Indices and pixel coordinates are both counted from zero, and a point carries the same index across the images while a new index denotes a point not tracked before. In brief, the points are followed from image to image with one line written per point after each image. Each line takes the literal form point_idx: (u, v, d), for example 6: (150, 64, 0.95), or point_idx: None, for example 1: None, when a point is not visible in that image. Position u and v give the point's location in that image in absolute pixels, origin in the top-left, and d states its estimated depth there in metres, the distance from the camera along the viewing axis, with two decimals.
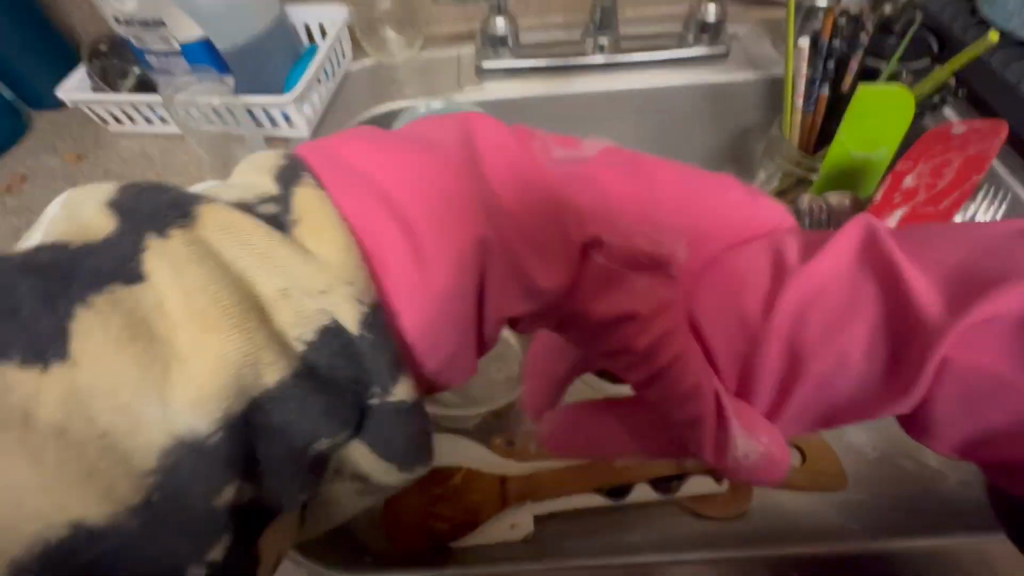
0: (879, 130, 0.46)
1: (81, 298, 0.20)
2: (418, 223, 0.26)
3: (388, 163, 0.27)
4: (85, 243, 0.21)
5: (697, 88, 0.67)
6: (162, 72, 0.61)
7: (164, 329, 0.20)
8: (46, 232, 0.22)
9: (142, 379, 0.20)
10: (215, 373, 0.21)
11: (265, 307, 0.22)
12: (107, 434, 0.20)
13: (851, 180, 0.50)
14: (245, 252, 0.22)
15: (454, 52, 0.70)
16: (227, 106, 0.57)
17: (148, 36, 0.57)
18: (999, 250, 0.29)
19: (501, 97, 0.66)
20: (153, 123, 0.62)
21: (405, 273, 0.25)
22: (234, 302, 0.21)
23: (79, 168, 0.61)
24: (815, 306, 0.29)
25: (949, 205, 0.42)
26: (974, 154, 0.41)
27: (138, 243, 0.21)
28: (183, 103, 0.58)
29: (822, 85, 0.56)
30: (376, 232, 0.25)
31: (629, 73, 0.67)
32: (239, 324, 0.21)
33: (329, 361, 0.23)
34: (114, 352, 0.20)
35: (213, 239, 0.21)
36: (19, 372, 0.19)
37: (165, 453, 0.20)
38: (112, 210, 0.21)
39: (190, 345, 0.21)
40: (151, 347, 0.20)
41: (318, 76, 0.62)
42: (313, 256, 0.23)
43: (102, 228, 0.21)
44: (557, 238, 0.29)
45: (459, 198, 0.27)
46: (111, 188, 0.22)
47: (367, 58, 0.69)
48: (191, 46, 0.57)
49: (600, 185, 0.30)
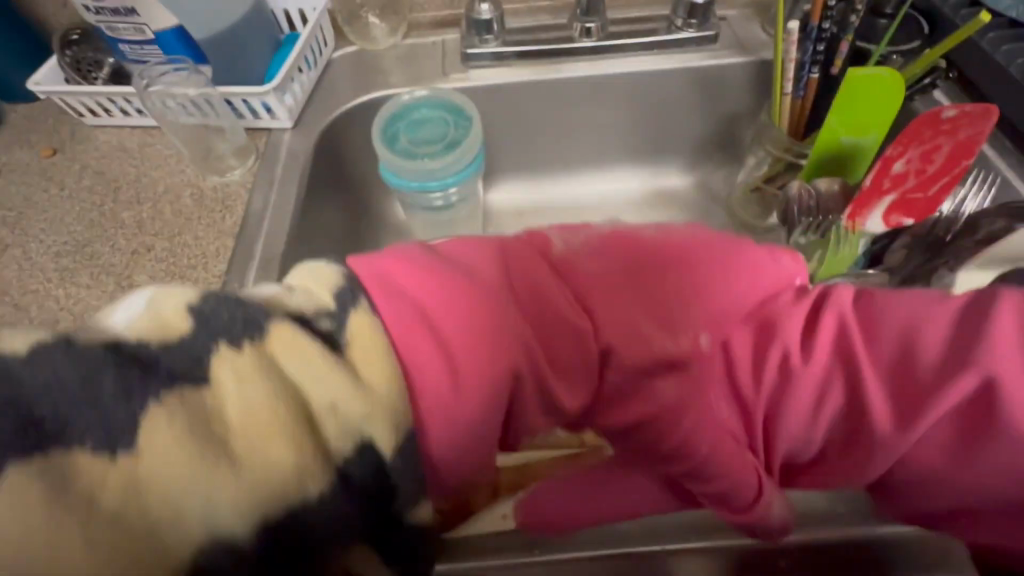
0: (867, 116, 0.46)
1: (157, 393, 0.20)
2: (452, 347, 0.27)
3: (427, 289, 0.28)
4: (154, 343, 0.21)
5: (686, 72, 0.66)
6: (136, 62, 0.59)
7: (228, 434, 0.21)
8: (127, 321, 0.21)
9: (201, 471, 0.20)
10: (264, 483, 0.21)
11: (317, 424, 0.22)
12: (151, 523, 0.19)
13: (840, 166, 0.49)
14: (312, 369, 0.22)
15: (438, 39, 0.68)
16: (204, 97, 0.56)
17: (119, 25, 0.55)
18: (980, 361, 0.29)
19: (486, 83, 0.65)
20: (130, 115, 0.60)
21: (438, 402, 0.26)
22: (293, 415, 0.22)
23: (55, 162, 0.59)
24: (808, 404, 0.31)
25: (937, 191, 0.42)
26: (965, 139, 0.40)
27: (212, 350, 0.21)
28: (159, 94, 0.57)
29: (812, 69, 0.55)
30: (413, 364, 0.25)
31: (616, 58, 0.66)
32: (296, 436, 0.22)
33: (362, 478, 0.23)
34: (182, 452, 0.19)
35: (278, 361, 0.22)
36: (90, 460, 0.18)
37: (198, 550, 0.20)
38: (194, 314, 0.22)
39: (246, 449, 0.21)
40: (211, 443, 0.20)
41: (299, 64, 0.60)
42: (364, 387, 0.23)
43: (180, 330, 0.21)
44: (585, 344, 0.29)
45: (491, 316, 0.28)
46: (193, 292, 0.23)
47: (350, 46, 0.67)
48: (165, 34, 0.56)
49: (631, 293, 0.31)
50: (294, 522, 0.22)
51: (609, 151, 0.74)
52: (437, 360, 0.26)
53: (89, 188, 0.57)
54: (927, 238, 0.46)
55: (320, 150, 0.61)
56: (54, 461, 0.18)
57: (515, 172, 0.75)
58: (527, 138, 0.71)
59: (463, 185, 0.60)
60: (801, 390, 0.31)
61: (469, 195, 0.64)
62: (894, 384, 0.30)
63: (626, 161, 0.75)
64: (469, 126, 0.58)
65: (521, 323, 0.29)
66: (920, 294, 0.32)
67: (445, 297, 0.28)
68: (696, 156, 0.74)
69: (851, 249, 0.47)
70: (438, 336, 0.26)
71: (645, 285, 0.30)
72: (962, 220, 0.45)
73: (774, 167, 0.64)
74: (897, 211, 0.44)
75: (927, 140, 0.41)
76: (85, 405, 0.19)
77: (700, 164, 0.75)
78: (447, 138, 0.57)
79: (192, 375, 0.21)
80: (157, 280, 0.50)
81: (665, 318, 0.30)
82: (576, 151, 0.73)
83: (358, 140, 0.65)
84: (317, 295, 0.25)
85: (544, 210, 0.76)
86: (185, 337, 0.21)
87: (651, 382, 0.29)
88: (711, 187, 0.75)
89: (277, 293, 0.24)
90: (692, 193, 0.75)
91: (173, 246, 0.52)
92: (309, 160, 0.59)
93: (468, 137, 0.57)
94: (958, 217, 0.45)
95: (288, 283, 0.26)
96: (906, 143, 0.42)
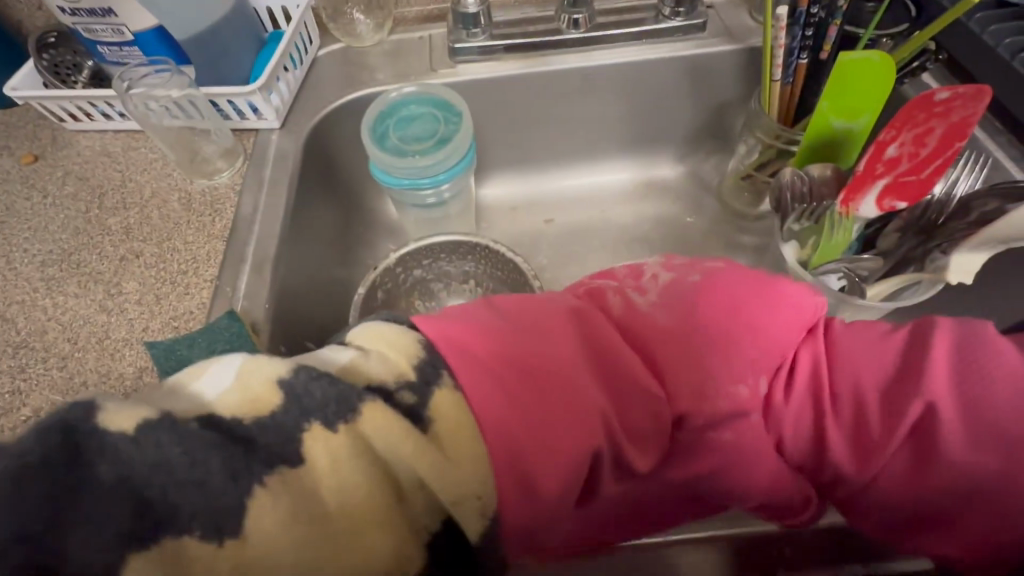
0: (858, 99, 0.46)
1: (261, 479, 0.24)
2: (518, 408, 0.28)
3: (486, 347, 0.30)
4: (256, 420, 0.25)
5: (675, 62, 0.65)
6: (116, 64, 0.57)
7: (326, 513, 0.25)
8: (218, 393, 0.26)
9: (306, 546, 0.24)
10: (362, 555, 0.25)
11: (402, 493, 0.26)
12: None
13: (832, 151, 0.49)
14: (398, 449, 0.26)
15: (424, 34, 0.67)
16: (189, 99, 0.55)
17: (97, 25, 0.53)
18: (933, 390, 0.31)
19: (475, 78, 0.65)
20: (112, 119, 0.59)
21: (508, 460, 0.27)
22: (381, 493, 0.26)
23: (36, 169, 0.58)
24: (799, 437, 0.33)
25: (929, 173, 0.42)
26: (958, 121, 0.40)
27: (306, 429, 0.25)
28: (140, 96, 0.55)
29: (801, 55, 0.55)
30: (488, 420, 0.27)
31: (605, 50, 0.65)
32: (387, 509, 0.26)
33: (441, 547, 0.27)
34: (290, 533, 0.24)
35: (372, 439, 0.26)
36: (197, 545, 0.23)
37: None
38: (281, 389, 0.26)
39: (342, 526, 0.25)
40: (313, 518, 0.25)
41: (284, 62, 0.59)
42: (451, 457, 0.26)
43: (272, 407, 0.25)
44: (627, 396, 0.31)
45: (551, 369, 0.30)
46: (285, 366, 0.27)
47: (335, 44, 0.66)
48: (145, 34, 0.54)
49: (677, 339, 0.32)
50: None
51: (600, 144, 0.73)
52: (513, 425, 0.28)
53: (72, 195, 0.56)
54: (917, 223, 0.47)
55: (309, 150, 0.60)
56: (167, 545, 0.22)
57: (506, 167, 0.74)
58: (518, 133, 0.71)
59: (455, 182, 0.59)
60: (797, 424, 0.33)
61: (462, 192, 0.63)
62: (853, 421, 0.32)
63: (616, 153, 0.75)
64: (459, 123, 0.57)
65: (579, 383, 0.30)
66: (868, 333, 0.35)
67: (499, 353, 0.30)
68: (686, 146, 0.74)
69: (844, 235, 0.46)
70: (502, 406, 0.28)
71: (688, 336, 0.32)
72: (954, 203, 0.45)
73: (765, 154, 0.64)
74: (890, 194, 0.44)
75: (921, 123, 0.41)
76: (187, 486, 0.23)
77: (691, 154, 0.75)
78: (438, 135, 0.57)
79: (286, 455, 0.25)
80: (147, 287, 0.49)
81: (706, 365, 0.32)
82: (568, 145, 0.73)
83: (350, 138, 0.64)
84: (394, 364, 0.28)
85: (536, 205, 0.75)
86: (276, 411, 0.25)
87: (715, 435, 0.31)
88: (702, 177, 0.75)
89: (353, 360, 0.28)
90: (683, 183, 0.75)
91: (161, 251, 0.51)
92: (298, 160, 0.58)
93: (458, 133, 0.56)
94: (950, 200, 0.45)
95: (361, 346, 0.30)
96: (900, 127, 0.41)
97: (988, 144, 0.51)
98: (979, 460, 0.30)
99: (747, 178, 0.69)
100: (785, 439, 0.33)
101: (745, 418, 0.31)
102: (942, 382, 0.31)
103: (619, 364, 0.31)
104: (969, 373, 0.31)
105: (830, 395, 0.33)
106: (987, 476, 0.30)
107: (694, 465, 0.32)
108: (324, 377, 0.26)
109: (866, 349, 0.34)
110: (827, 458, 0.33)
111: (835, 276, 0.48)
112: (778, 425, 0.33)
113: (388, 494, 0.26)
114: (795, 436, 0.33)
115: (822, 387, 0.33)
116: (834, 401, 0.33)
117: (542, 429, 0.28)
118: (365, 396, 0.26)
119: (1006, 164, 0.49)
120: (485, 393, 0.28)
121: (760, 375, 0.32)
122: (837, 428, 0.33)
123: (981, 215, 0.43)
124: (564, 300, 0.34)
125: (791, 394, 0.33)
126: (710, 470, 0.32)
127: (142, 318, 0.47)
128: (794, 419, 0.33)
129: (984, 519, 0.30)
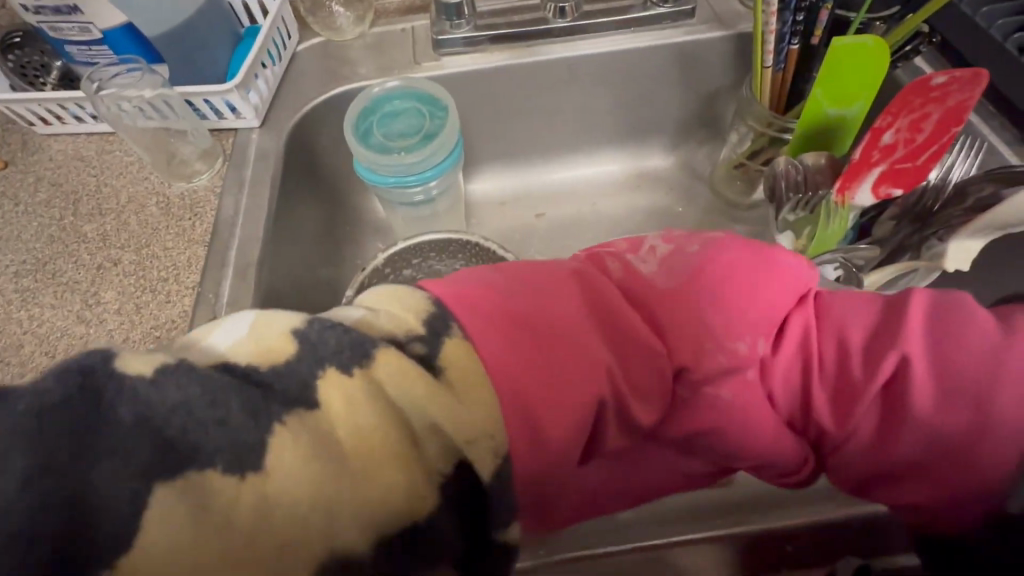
0: (853, 85, 0.45)
1: (280, 418, 0.24)
2: (521, 364, 0.28)
3: (491, 303, 0.29)
4: (272, 368, 0.25)
5: (664, 50, 0.64)
6: (85, 64, 0.55)
7: (345, 457, 0.24)
8: (231, 344, 0.25)
9: (328, 484, 0.24)
10: (381, 494, 0.24)
11: (421, 434, 0.26)
12: (292, 531, 0.23)
13: (826, 139, 0.49)
14: (413, 394, 0.25)
15: (407, 25, 0.65)
16: (163, 99, 0.53)
17: (63, 24, 0.50)
18: (917, 348, 0.30)
19: (461, 70, 0.63)
20: (84, 122, 0.57)
21: (515, 413, 0.27)
22: (400, 432, 0.25)
23: (6, 176, 0.56)
24: (787, 394, 0.32)
25: (926, 159, 0.42)
26: (955, 106, 0.39)
27: (320, 375, 0.25)
28: (112, 97, 0.53)
29: (792, 41, 0.54)
30: (497, 376, 0.27)
31: (591, 39, 0.64)
32: (406, 448, 0.25)
33: (458, 487, 0.26)
34: (313, 470, 0.23)
35: (388, 383, 0.25)
36: (221, 479, 0.22)
37: (318, 559, 0.24)
38: (296, 339, 0.25)
39: (363, 465, 0.24)
40: (332, 455, 0.24)
41: (262, 58, 0.57)
42: (466, 401, 0.26)
43: (287, 355, 0.25)
44: (630, 354, 0.30)
45: (552, 327, 0.29)
46: (296, 317, 0.26)
47: (316, 38, 0.64)
48: (113, 32, 0.52)
49: (678, 301, 0.31)
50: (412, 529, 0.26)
51: (589, 135, 0.72)
52: (512, 376, 0.27)
53: (45, 202, 0.54)
54: (913, 210, 0.46)
55: (291, 149, 0.58)
56: (191, 479, 0.22)
57: (495, 162, 0.73)
58: (507, 125, 0.69)
59: (443, 179, 0.58)
60: (784, 381, 0.32)
61: (450, 189, 0.62)
62: (837, 379, 0.31)
63: (607, 144, 0.73)
64: (444, 118, 0.55)
65: (583, 341, 0.30)
66: (856, 295, 0.34)
67: (502, 311, 0.29)
68: (677, 135, 0.73)
69: (840, 223, 0.46)
70: (500, 364, 0.27)
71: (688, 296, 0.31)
72: (950, 188, 0.44)
73: (758, 142, 0.63)
74: (886, 181, 0.43)
75: (918, 108, 0.41)
76: (208, 425, 0.22)
77: (682, 143, 0.74)
78: (423, 130, 0.55)
79: (303, 399, 0.24)
80: (127, 296, 0.47)
81: (707, 322, 0.31)
82: (558, 136, 0.72)
83: (334, 136, 0.62)
84: (404, 319, 0.28)
85: (527, 199, 0.74)
86: (290, 361, 0.25)
87: (714, 393, 0.30)
88: (694, 167, 0.74)
89: (363, 316, 0.28)
90: (676, 173, 0.74)
91: (141, 258, 0.49)
92: (281, 160, 0.56)
93: (444, 129, 0.54)
94: (946, 185, 0.45)
95: (370, 305, 0.29)
96: (897, 112, 0.41)
97: (982, 128, 0.50)
98: (955, 417, 0.29)
99: (739, 167, 0.68)
100: (773, 398, 0.32)
101: (743, 376, 0.30)
102: (925, 340, 0.30)
103: (620, 326, 0.30)
104: (945, 332, 0.30)
105: (816, 353, 0.32)
106: (963, 433, 0.29)
107: (691, 424, 0.31)
108: (337, 327, 0.26)
109: (852, 308, 0.33)
110: (810, 414, 0.32)
111: (831, 266, 0.46)
112: (769, 385, 0.31)
113: (407, 440, 0.25)
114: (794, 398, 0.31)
115: (810, 345, 0.32)
116: (821, 359, 0.32)
117: (546, 376, 0.28)
118: (380, 344, 0.26)
119: (1000, 149, 0.49)
120: (494, 346, 0.28)
121: (757, 331, 0.31)
122: (823, 385, 0.31)
123: (976, 201, 0.42)
124: (567, 262, 0.34)
125: (784, 351, 0.32)
126: (708, 429, 0.31)
127: (122, 328, 0.46)
128: (783, 377, 0.32)
129: (961, 477, 0.29)
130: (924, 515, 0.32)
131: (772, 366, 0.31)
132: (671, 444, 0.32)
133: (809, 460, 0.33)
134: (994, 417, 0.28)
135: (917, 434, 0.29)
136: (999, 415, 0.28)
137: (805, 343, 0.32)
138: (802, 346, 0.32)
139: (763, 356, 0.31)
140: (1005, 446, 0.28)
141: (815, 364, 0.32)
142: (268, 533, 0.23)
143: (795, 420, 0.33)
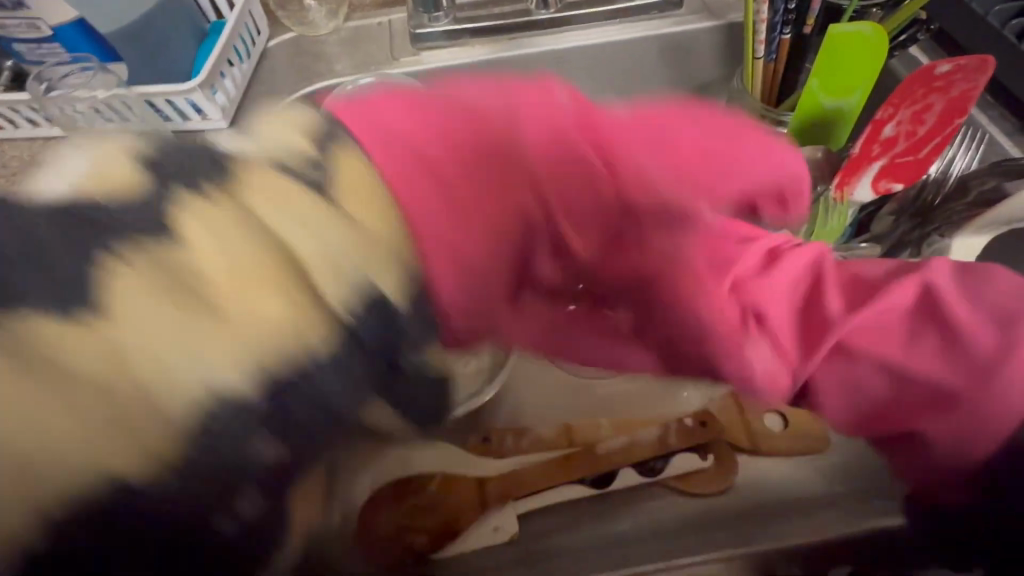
0: (849, 75, 0.42)
1: (104, 242, 0.17)
2: (425, 189, 0.26)
3: (403, 116, 0.27)
4: (102, 196, 0.18)
5: (652, 41, 0.62)
6: (37, 64, 0.52)
7: (207, 283, 0.19)
8: (66, 181, 0.19)
9: (180, 313, 0.18)
10: (262, 327, 0.19)
11: (307, 257, 0.21)
12: (134, 385, 0.17)
13: (821, 132, 0.46)
14: (291, 210, 0.21)
15: (384, 19, 0.62)
16: (118, 100, 0.49)
17: (10, 20, 0.48)
18: (948, 286, 0.33)
19: (441, 65, 0.60)
20: (39, 126, 0.54)
21: (434, 226, 0.26)
22: (278, 249, 0.20)
23: None
24: (737, 269, 0.34)
25: (928, 152, 0.40)
26: (957, 96, 0.38)
27: (171, 200, 0.19)
28: (61, 100, 0.49)
29: (784, 29, 0.52)
30: (403, 186, 0.25)
31: (576, 31, 0.61)
32: (285, 271, 0.20)
33: (367, 323, 0.22)
34: (159, 309, 0.18)
35: (252, 194, 0.21)
36: (45, 324, 0.16)
37: (197, 409, 0.18)
38: (139, 162, 0.20)
39: (233, 295, 0.19)
40: (183, 282, 0.18)
41: (228, 56, 0.54)
42: (357, 220, 0.23)
43: (126, 180, 0.19)
44: (547, 192, 0.30)
45: (462, 142, 0.28)
46: (136, 138, 0.21)
47: (287, 33, 0.61)
48: (63, 29, 0.48)
49: (647, 151, 0.32)
50: (304, 384, 0.20)
51: None
52: (431, 221, 0.26)
53: None
54: (914, 204, 0.44)
55: None
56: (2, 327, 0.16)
57: None
58: None
59: None
60: (737, 259, 0.34)
61: None
62: (851, 295, 0.34)
63: None
64: None
65: (502, 158, 0.28)
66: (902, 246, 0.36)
67: (419, 126, 0.27)
68: None
69: (840, 220, 0.44)
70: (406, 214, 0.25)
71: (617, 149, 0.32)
72: (952, 182, 0.43)
73: None
74: (887, 176, 0.41)
75: (920, 99, 0.39)
76: (17, 259, 0.16)
77: None
78: None
79: (147, 225, 0.18)
80: None
81: (641, 161, 0.32)
82: None
83: None
84: (291, 140, 0.24)
85: None
86: (136, 185, 0.19)
87: (649, 240, 0.32)
88: None
89: (237, 139, 0.23)
90: None
91: None
92: None
93: None
94: (947, 179, 0.43)
95: (257, 129, 0.24)
96: (898, 103, 0.39)
97: (980, 119, 0.48)
98: (960, 349, 0.31)
99: None
100: (729, 279, 0.33)
101: (692, 228, 0.33)
102: (959, 284, 0.33)
103: (547, 173, 0.30)
104: (970, 288, 0.33)
105: (820, 271, 0.35)
106: (962, 366, 0.31)
107: (626, 266, 0.33)
108: (203, 155, 0.21)
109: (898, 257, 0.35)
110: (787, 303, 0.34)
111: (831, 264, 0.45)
112: (735, 262, 0.34)
113: (286, 263, 0.20)
114: (784, 307, 0.33)
115: (809, 262, 0.35)
116: (815, 274, 0.35)
117: (457, 201, 0.27)
118: (249, 162, 0.22)
119: (1000, 140, 0.47)
120: (401, 197, 0.25)
121: (732, 220, 0.34)
122: (784, 272, 0.34)
123: (978, 196, 0.41)
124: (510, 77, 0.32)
125: (735, 240, 0.34)
126: (649, 276, 0.33)
127: None
128: (740, 261, 0.34)
129: (958, 406, 0.31)
130: (887, 430, 0.34)
131: (726, 244, 0.34)
132: (611, 292, 0.34)
133: (751, 331, 0.33)
134: (992, 390, 0.30)
135: (879, 367, 0.33)
136: (999, 390, 0.30)
137: (802, 257, 0.35)
138: (793, 255, 0.35)
139: (727, 230, 0.34)
140: (1015, 389, 0.30)
141: (811, 273, 0.35)
142: (122, 396, 0.17)
143: (764, 307, 0.33)
